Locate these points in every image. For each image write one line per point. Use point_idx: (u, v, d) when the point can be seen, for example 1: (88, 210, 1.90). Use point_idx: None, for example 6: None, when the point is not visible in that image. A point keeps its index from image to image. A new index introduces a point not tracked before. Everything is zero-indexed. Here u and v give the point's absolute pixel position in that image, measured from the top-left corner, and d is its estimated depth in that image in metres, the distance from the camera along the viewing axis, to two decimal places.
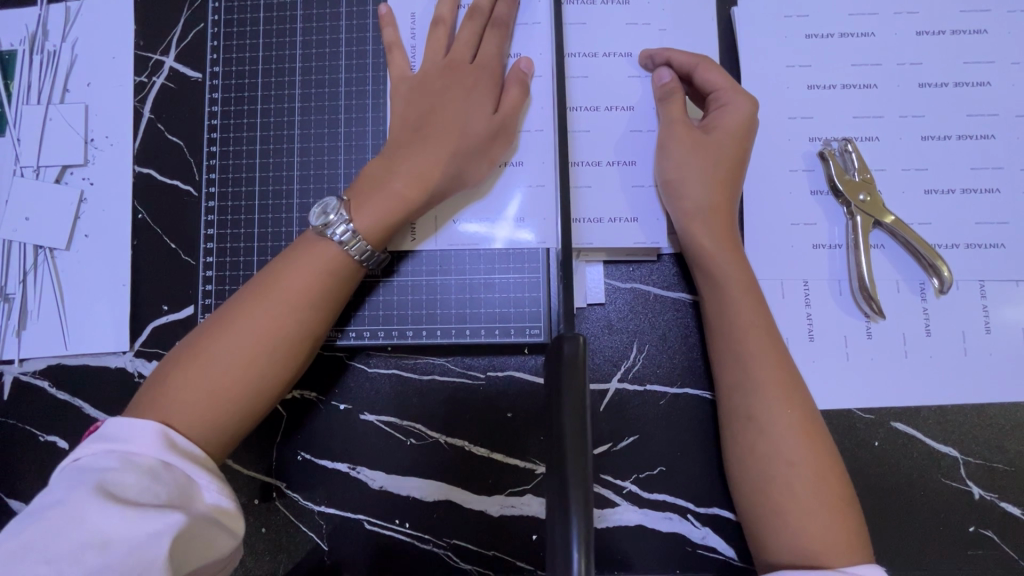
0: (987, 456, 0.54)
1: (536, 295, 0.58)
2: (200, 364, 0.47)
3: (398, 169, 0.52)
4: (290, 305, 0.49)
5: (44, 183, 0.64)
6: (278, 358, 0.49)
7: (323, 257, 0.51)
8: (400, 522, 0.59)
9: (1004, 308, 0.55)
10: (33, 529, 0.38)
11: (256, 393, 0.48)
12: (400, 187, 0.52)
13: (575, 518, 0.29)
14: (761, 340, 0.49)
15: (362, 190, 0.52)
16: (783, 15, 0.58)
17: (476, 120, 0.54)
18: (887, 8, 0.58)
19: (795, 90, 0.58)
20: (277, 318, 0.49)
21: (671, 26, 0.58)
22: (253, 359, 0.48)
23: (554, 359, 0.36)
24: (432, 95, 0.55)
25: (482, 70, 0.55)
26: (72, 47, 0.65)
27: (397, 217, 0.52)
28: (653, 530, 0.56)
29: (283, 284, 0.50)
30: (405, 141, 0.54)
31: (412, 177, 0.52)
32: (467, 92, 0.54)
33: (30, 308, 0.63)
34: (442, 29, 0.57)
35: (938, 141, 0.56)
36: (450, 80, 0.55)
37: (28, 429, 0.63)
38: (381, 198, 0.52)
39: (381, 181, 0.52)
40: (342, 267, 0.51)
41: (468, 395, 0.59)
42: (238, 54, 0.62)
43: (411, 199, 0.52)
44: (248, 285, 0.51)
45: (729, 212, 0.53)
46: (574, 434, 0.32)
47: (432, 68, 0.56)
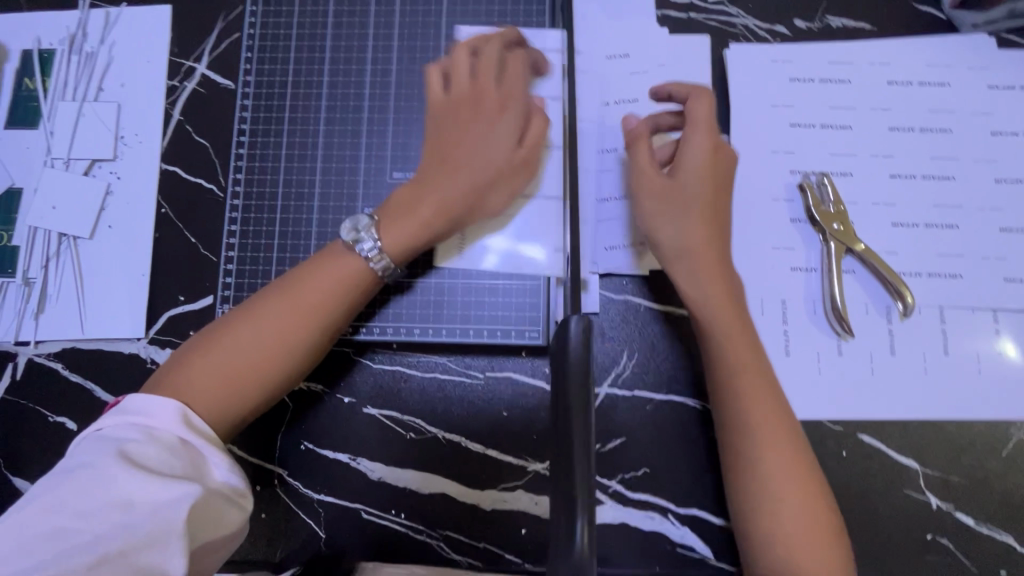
0: (944, 469, 0.59)
1: (536, 301, 0.62)
2: (224, 352, 0.51)
3: (423, 198, 0.56)
4: (316, 301, 0.53)
5: (73, 174, 0.67)
6: (299, 350, 0.53)
7: (345, 262, 0.55)
8: (395, 512, 0.62)
9: (961, 333, 0.60)
10: (59, 489, 0.41)
11: (270, 385, 0.52)
12: (424, 214, 0.56)
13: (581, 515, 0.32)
14: (754, 376, 0.53)
15: (391, 213, 0.56)
16: (771, 59, 0.65)
17: (500, 155, 0.57)
18: (862, 58, 0.64)
19: (779, 127, 0.64)
20: (301, 318, 0.53)
21: (669, 63, 0.65)
22: (273, 348, 0.52)
23: (560, 355, 0.38)
24: (462, 124, 0.57)
25: (507, 99, 0.57)
26: (109, 49, 0.70)
27: (419, 242, 0.56)
28: (637, 527, 0.59)
29: (309, 281, 0.54)
30: (432, 168, 0.57)
31: (435, 207, 0.56)
32: (496, 124, 0.57)
33: (50, 292, 0.66)
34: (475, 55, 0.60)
35: (905, 179, 0.62)
36: (477, 110, 0.57)
37: (39, 409, 0.65)
38: (406, 223, 0.55)
39: (407, 208, 0.56)
40: (363, 273, 0.55)
41: (466, 394, 0.63)
42: (269, 66, 0.66)
43: (436, 227, 0.56)
44: (275, 285, 0.54)
45: (712, 256, 0.55)
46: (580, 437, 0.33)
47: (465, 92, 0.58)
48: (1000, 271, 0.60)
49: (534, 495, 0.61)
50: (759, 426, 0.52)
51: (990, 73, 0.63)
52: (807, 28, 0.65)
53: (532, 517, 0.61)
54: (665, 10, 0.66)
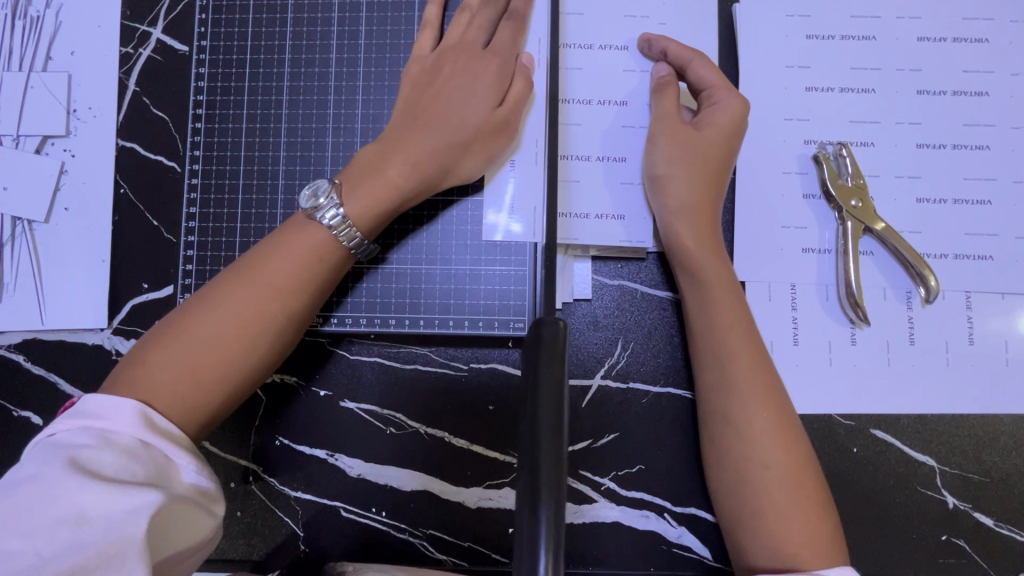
0: (963, 466, 0.55)
1: (522, 288, 0.57)
2: (179, 341, 0.46)
3: (390, 157, 0.51)
4: (277, 283, 0.48)
5: (24, 153, 0.62)
6: (265, 336, 0.48)
7: (308, 242, 0.49)
8: (376, 511, 0.59)
9: (988, 321, 0.55)
10: (5, 505, 0.37)
11: (233, 375, 0.47)
12: (390, 174, 0.51)
13: (545, 521, 0.25)
14: (744, 338, 0.49)
15: (355, 175, 0.51)
16: (785, 14, 0.58)
17: (476, 113, 0.52)
18: (890, 12, 0.57)
19: (793, 91, 0.57)
20: (262, 299, 0.48)
21: (671, 19, 0.58)
22: (233, 336, 0.47)
23: (531, 349, 0.32)
24: (437, 82, 0.53)
25: (491, 57, 0.54)
26: (56, 13, 0.64)
27: (384, 205, 0.51)
28: (630, 527, 0.56)
29: (268, 263, 0.49)
30: (404, 124, 0.53)
31: (403, 167, 0.51)
32: (475, 81, 0.53)
33: (6, 280, 0.62)
34: (466, 15, 0.56)
35: (933, 150, 0.56)
36: (457, 67, 0.53)
37: (2, 403, 0.61)
38: (370, 184, 0.51)
39: (372, 168, 0.51)
40: (327, 254, 0.50)
41: (449, 387, 0.59)
42: (227, 29, 0.60)
43: (403, 189, 0.51)
44: (234, 265, 0.50)
45: (713, 212, 0.52)
46: (549, 439, 0.27)
47: (445, 51, 0.55)
48: None
49: None
50: (746, 391, 0.48)
51: None
52: None
53: None
54: None
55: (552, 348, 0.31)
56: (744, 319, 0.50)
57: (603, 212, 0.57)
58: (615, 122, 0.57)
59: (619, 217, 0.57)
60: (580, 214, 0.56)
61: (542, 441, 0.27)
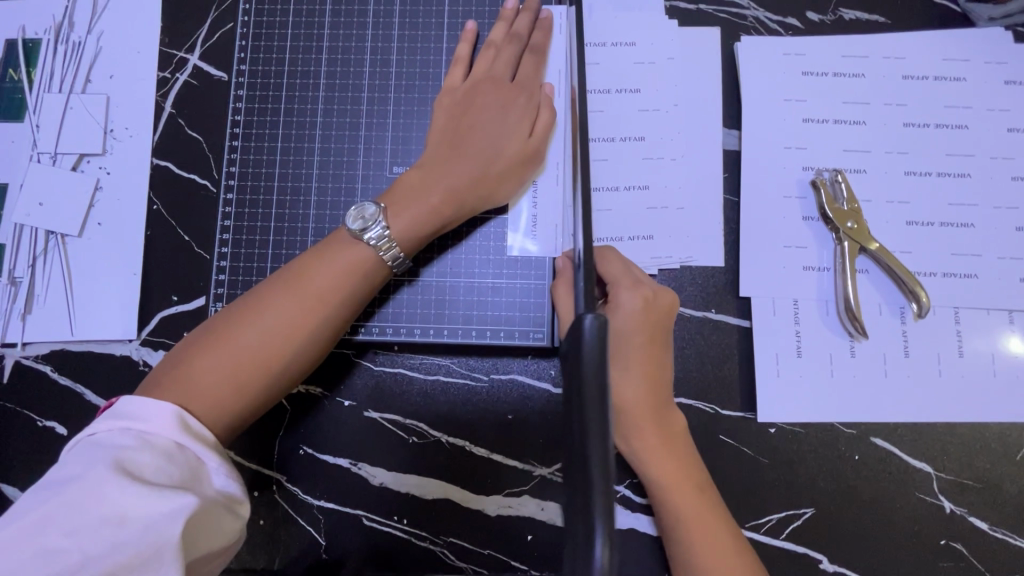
0: (958, 472, 0.58)
1: (541, 300, 0.60)
2: (226, 349, 0.48)
3: (433, 183, 0.55)
4: (315, 298, 0.51)
5: (60, 169, 0.65)
6: (299, 350, 0.51)
7: (345, 260, 0.52)
8: (397, 518, 0.60)
9: (975, 335, 0.58)
10: (49, 505, 0.38)
11: (274, 382, 0.50)
12: (436, 200, 0.55)
13: (599, 517, 0.28)
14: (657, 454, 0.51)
15: (400, 198, 0.55)
16: (783, 52, 0.63)
17: (511, 143, 0.57)
18: (876, 52, 0.62)
19: (791, 122, 0.62)
20: (304, 311, 0.51)
21: (678, 56, 0.63)
22: (270, 348, 0.49)
23: (572, 356, 0.34)
24: (472, 112, 0.58)
25: (520, 91, 0.59)
26: (98, 39, 0.67)
27: (428, 228, 0.55)
28: (645, 533, 0.58)
29: (307, 279, 0.51)
30: (443, 152, 0.57)
31: (446, 193, 0.55)
32: (508, 113, 0.58)
33: (38, 292, 0.64)
34: (492, 50, 0.60)
35: (920, 177, 0.61)
36: (489, 99, 0.58)
37: (28, 413, 0.62)
38: (416, 208, 0.54)
39: (416, 192, 0.55)
40: (365, 271, 0.53)
41: (471, 397, 0.61)
42: (265, 55, 0.64)
43: (446, 213, 0.55)
44: (275, 276, 0.52)
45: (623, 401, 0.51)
46: (596, 424, 0.30)
47: (475, 83, 0.59)
48: (1017, 271, 0.59)
49: (539, 501, 0.59)
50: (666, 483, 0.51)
51: (1006, 68, 0.62)
52: (820, 21, 0.64)
53: (538, 523, 0.59)
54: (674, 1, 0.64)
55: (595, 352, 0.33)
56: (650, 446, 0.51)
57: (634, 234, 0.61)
58: (629, 150, 0.62)
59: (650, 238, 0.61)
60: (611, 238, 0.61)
61: (592, 437, 0.30)
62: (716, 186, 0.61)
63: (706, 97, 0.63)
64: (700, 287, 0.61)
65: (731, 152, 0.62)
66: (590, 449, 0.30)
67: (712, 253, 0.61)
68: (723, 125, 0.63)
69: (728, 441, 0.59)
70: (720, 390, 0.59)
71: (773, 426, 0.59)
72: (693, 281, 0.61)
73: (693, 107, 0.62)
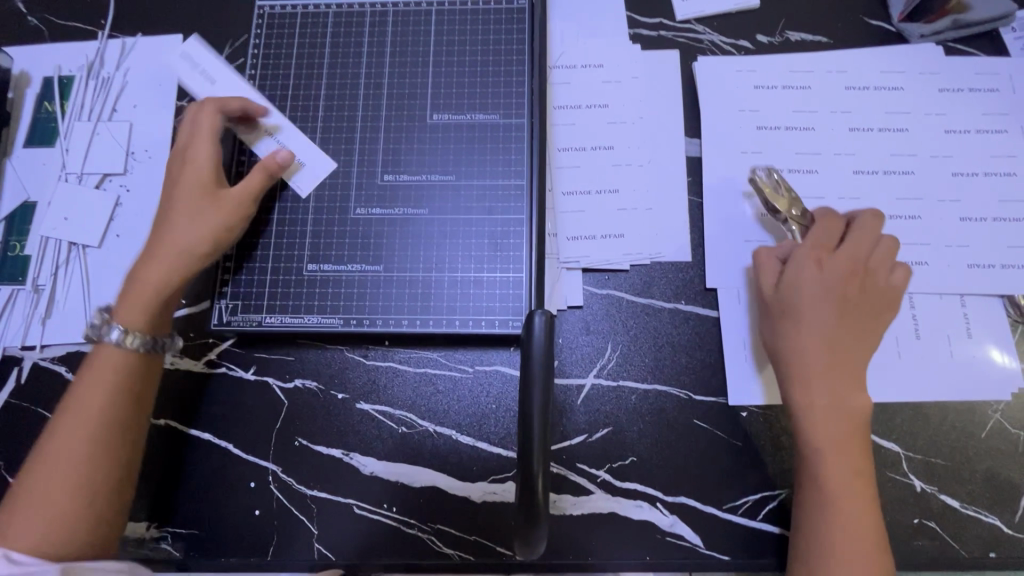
0: (926, 451, 0.60)
1: (519, 291, 0.64)
2: (34, 509, 0.51)
3: (146, 279, 0.59)
4: (85, 408, 0.54)
5: (84, 187, 0.72)
6: (117, 448, 0.54)
7: (106, 360, 0.56)
8: (387, 506, 0.62)
9: (931, 318, 0.62)
10: None
11: (85, 505, 0.52)
12: (148, 293, 0.58)
13: (536, 462, 0.39)
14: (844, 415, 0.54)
15: (127, 301, 0.58)
16: (736, 70, 0.70)
17: (196, 225, 0.61)
18: (820, 67, 0.69)
19: (747, 130, 0.68)
20: (79, 437, 0.53)
21: (641, 75, 0.70)
22: (78, 466, 0.52)
23: (526, 343, 0.44)
24: (185, 203, 0.62)
25: (210, 177, 0.63)
26: (124, 74, 0.75)
27: (152, 312, 0.58)
28: (625, 517, 0.60)
29: (60, 425, 0.54)
30: (162, 242, 0.60)
31: (162, 281, 0.59)
32: (200, 199, 0.62)
33: (58, 298, 0.69)
34: (193, 136, 0.64)
35: (868, 175, 0.66)
36: (186, 192, 0.62)
37: (41, 411, 0.66)
38: (141, 302, 0.58)
39: (142, 291, 0.59)
40: (133, 364, 0.57)
41: (456, 387, 0.65)
42: (272, 80, 0.71)
43: (160, 300, 0.59)
44: (50, 423, 0.55)
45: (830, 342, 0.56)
46: (540, 398, 0.41)
47: (184, 176, 0.63)
48: (964, 258, 0.63)
49: None
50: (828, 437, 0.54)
51: (940, 78, 0.68)
52: (769, 42, 0.71)
53: None
54: (637, 29, 0.72)
55: (542, 342, 0.43)
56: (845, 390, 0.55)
57: (606, 232, 0.66)
58: (600, 158, 0.68)
59: (620, 236, 0.66)
60: (584, 236, 0.66)
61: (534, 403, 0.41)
62: (681, 188, 0.67)
63: (668, 110, 0.69)
64: (669, 280, 0.65)
65: (693, 158, 0.68)
66: (533, 416, 0.41)
67: (680, 248, 0.65)
68: (686, 134, 0.69)
69: (702, 425, 0.62)
70: (692, 376, 0.63)
71: (743, 410, 0.62)
72: (663, 275, 0.65)
73: (657, 120, 0.69)
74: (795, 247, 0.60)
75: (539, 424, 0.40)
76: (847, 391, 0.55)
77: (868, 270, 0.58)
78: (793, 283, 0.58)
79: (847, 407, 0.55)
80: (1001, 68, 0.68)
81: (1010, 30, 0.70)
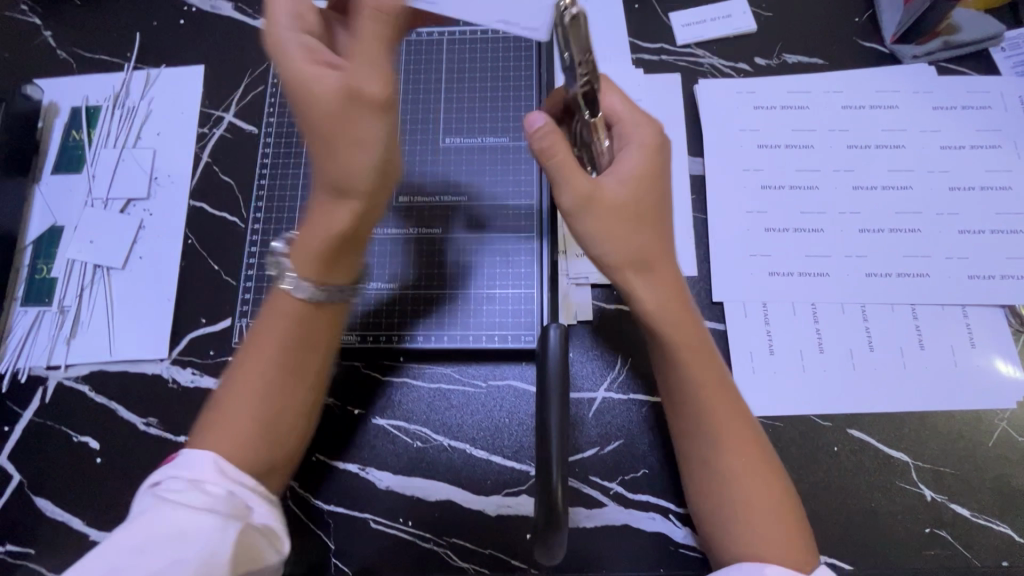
0: (934, 461, 0.61)
1: (530, 307, 0.67)
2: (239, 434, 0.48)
3: (309, 225, 0.50)
4: (263, 347, 0.51)
5: (109, 212, 0.74)
6: (286, 397, 0.51)
7: (290, 304, 0.51)
8: (403, 521, 0.63)
9: (934, 329, 0.63)
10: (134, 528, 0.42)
11: (294, 403, 0.51)
12: (318, 244, 0.49)
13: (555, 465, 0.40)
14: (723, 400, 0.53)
15: (314, 260, 0.50)
16: (736, 91, 0.72)
17: (342, 120, 0.44)
18: (817, 88, 0.72)
19: (748, 148, 0.70)
20: (279, 326, 0.51)
21: (645, 97, 0.73)
22: (295, 393, 0.51)
23: (542, 357, 0.46)
24: (311, 109, 0.45)
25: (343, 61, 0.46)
26: (148, 103, 0.79)
27: (325, 265, 0.50)
28: (638, 529, 0.61)
29: (244, 359, 0.51)
30: (319, 165, 0.47)
31: (330, 224, 0.49)
32: (334, 83, 0.44)
33: (83, 319, 0.71)
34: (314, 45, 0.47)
35: (868, 191, 0.68)
36: (307, 85, 0.45)
37: (65, 430, 0.68)
38: (323, 253, 0.50)
39: (311, 247, 0.50)
40: (308, 314, 0.52)
41: (469, 402, 0.66)
42: (290, 111, 0.76)
43: (332, 242, 0.49)
44: (234, 362, 0.52)
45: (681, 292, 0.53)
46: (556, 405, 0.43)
47: (310, 72, 0.45)
48: (964, 269, 0.65)
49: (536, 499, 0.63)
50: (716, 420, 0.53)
51: (934, 96, 0.70)
52: (766, 64, 0.74)
53: None
54: (639, 54, 0.75)
55: (557, 351, 0.45)
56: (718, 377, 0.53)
57: None
58: None
59: None
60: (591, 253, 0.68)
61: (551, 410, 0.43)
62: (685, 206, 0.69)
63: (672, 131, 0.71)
64: None
65: (697, 176, 0.70)
66: (550, 422, 0.42)
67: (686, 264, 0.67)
68: (689, 154, 0.71)
69: None
70: None
71: None
72: None
73: None
74: (623, 173, 0.51)
75: (556, 430, 0.42)
76: (708, 364, 0.53)
77: (665, 211, 0.52)
78: (621, 238, 0.50)
79: (710, 363, 0.53)
80: (992, 86, 0.70)
81: (1000, 49, 0.72)
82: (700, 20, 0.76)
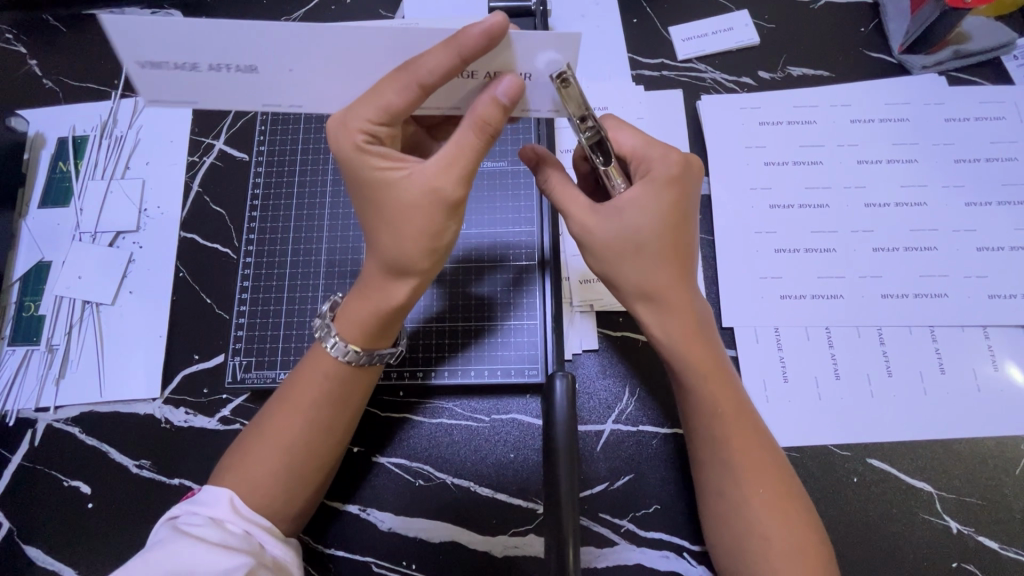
0: (959, 490, 0.58)
1: (534, 339, 0.65)
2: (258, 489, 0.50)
3: (357, 294, 0.53)
4: (294, 401, 0.53)
5: (98, 245, 0.72)
6: (313, 449, 0.53)
7: (327, 362, 0.53)
8: (406, 564, 0.60)
9: (954, 352, 0.61)
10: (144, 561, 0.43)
11: (315, 448, 0.53)
12: (365, 314, 0.52)
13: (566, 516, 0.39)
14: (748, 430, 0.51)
15: (355, 319, 0.53)
16: (740, 106, 0.70)
17: (414, 202, 0.47)
18: (824, 102, 0.70)
19: (754, 166, 0.68)
20: (316, 384, 0.53)
21: (646, 115, 0.71)
22: (324, 444, 0.53)
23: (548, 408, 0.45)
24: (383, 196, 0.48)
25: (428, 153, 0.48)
26: (137, 132, 0.77)
27: (370, 329, 0.53)
28: (652, 569, 0.58)
29: (271, 409, 0.53)
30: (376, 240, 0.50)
31: (378, 299, 0.52)
32: (405, 173, 0.47)
33: (72, 358, 0.69)
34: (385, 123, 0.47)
35: (880, 208, 0.65)
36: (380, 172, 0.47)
37: (54, 474, 0.65)
38: (366, 317, 0.52)
39: (356, 313, 0.53)
40: (349, 376, 0.54)
41: (473, 438, 0.64)
42: (282, 138, 0.74)
43: (377, 314, 0.52)
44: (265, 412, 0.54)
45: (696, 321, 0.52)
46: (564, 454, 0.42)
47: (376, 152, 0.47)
48: (983, 288, 0.62)
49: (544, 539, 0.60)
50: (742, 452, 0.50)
51: (945, 108, 0.68)
52: (771, 78, 0.72)
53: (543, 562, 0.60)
54: (639, 70, 0.73)
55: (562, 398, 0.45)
56: (739, 403, 0.52)
57: None
58: None
59: None
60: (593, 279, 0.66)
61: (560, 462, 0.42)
62: None
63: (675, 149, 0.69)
64: None
65: (703, 195, 0.68)
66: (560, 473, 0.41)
67: None
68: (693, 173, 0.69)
69: None
70: None
71: None
72: None
73: None
74: (623, 214, 0.50)
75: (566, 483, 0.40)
76: (727, 394, 0.51)
77: (683, 243, 0.51)
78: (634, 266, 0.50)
79: (727, 391, 0.52)
80: (1006, 96, 0.68)
81: (1012, 57, 0.70)
82: (700, 34, 0.74)
